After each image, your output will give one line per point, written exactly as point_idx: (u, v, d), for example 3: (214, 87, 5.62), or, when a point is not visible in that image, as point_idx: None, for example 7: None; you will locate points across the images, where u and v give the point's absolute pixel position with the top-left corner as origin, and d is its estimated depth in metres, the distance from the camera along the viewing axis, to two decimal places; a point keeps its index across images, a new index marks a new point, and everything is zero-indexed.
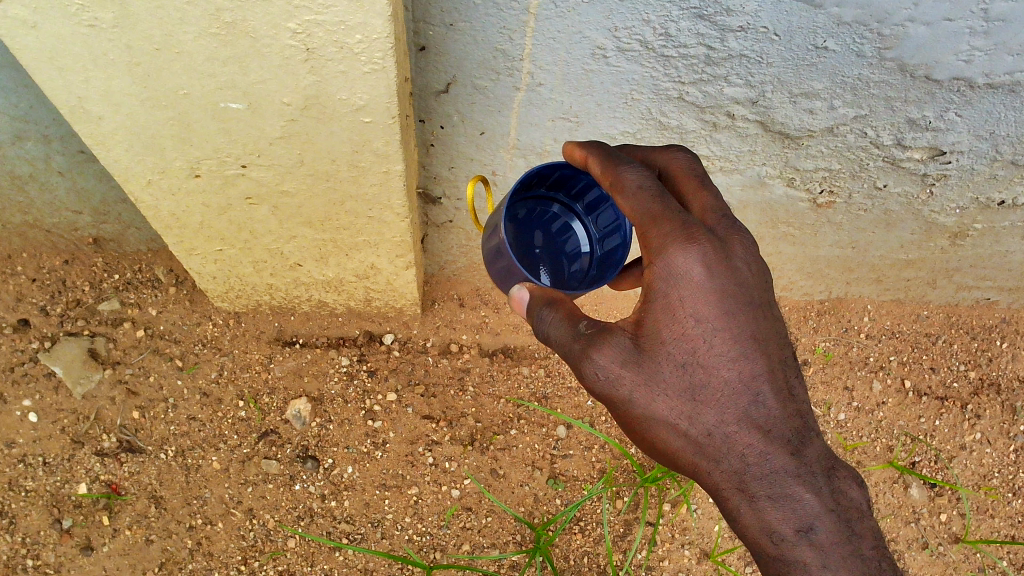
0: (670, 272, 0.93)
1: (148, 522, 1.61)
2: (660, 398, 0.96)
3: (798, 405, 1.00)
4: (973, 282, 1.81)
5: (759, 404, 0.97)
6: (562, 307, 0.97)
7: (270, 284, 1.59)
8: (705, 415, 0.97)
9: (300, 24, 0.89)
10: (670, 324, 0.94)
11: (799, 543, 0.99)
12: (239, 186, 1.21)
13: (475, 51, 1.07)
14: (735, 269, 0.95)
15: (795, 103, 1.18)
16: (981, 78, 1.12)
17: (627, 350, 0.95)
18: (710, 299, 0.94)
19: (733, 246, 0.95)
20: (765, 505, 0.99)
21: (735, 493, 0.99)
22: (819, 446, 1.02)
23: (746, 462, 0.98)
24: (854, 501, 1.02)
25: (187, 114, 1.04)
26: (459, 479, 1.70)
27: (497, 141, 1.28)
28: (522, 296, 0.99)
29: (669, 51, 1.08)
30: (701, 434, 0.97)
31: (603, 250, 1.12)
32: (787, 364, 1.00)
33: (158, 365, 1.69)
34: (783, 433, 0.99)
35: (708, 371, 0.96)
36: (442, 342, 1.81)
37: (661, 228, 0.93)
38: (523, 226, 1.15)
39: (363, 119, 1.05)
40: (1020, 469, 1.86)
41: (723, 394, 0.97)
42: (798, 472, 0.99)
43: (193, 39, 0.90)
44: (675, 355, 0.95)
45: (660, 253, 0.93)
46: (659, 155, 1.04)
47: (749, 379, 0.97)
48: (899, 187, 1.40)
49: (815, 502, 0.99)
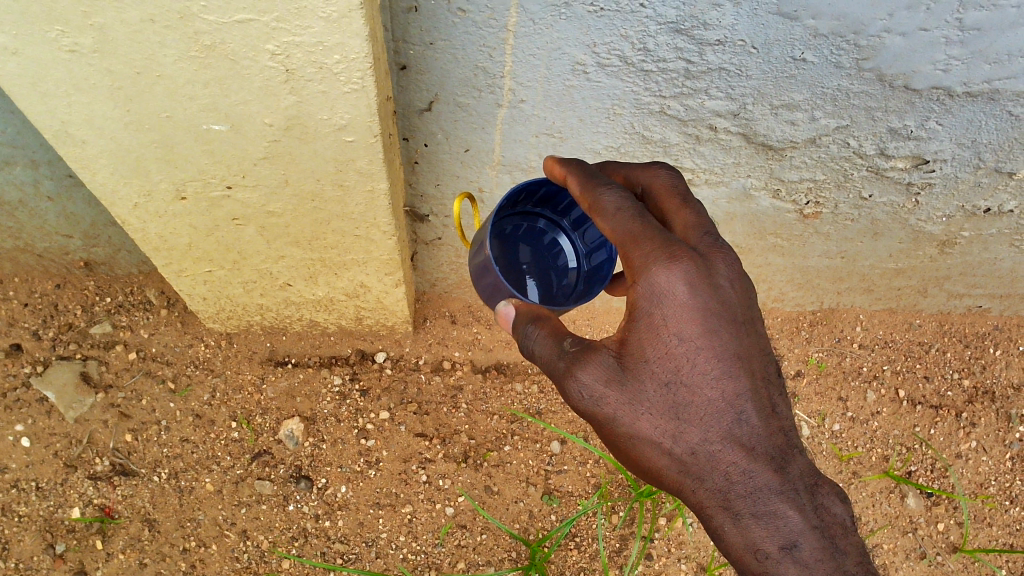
0: (653, 291, 0.92)
1: (141, 546, 1.60)
2: (644, 417, 0.96)
3: (781, 422, 1.00)
4: (964, 290, 1.81)
5: (742, 422, 0.97)
6: (547, 324, 0.99)
7: (261, 304, 1.59)
8: (689, 433, 0.97)
9: (279, 45, 0.89)
10: (654, 343, 0.94)
11: (782, 559, 0.99)
12: (225, 207, 1.22)
13: (455, 69, 1.08)
14: (717, 287, 0.94)
15: (776, 115, 1.18)
16: (960, 87, 1.13)
17: (610, 368, 0.95)
18: (693, 318, 0.94)
19: (715, 263, 0.95)
20: (750, 522, 0.99)
21: (719, 510, 0.99)
22: (803, 464, 1.01)
23: (729, 480, 0.98)
24: (838, 517, 1.01)
25: (171, 137, 1.04)
26: (453, 496, 1.70)
27: (481, 158, 1.29)
28: (508, 312, 1.02)
29: (648, 66, 1.09)
30: (685, 452, 0.97)
31: (590, 266, 1.13)
32: (770, 381, 0.99)
33: (150, 387, 1.70)
34: (766, 450, 0.98)
35: (691, 390, 0.96)
36: (435, 360, 1.82)
37: (642, 248, 0.92)
38: (510, 242, 1.16)
39: (345, 138, 1.06)
40: (1017, 476, 1.86)
41: (708, 413, 0.96)
42: (781, 489, 0.99)
43: (172, 63, 0.91)
44: (659, 374, 0.95)
45: (642, 272, 0.92)
46: (641, 173, 1.03)
47: (733, 398, 0.96)
48: (885, 197, 1.41)
49: (798, 520, 0.99)
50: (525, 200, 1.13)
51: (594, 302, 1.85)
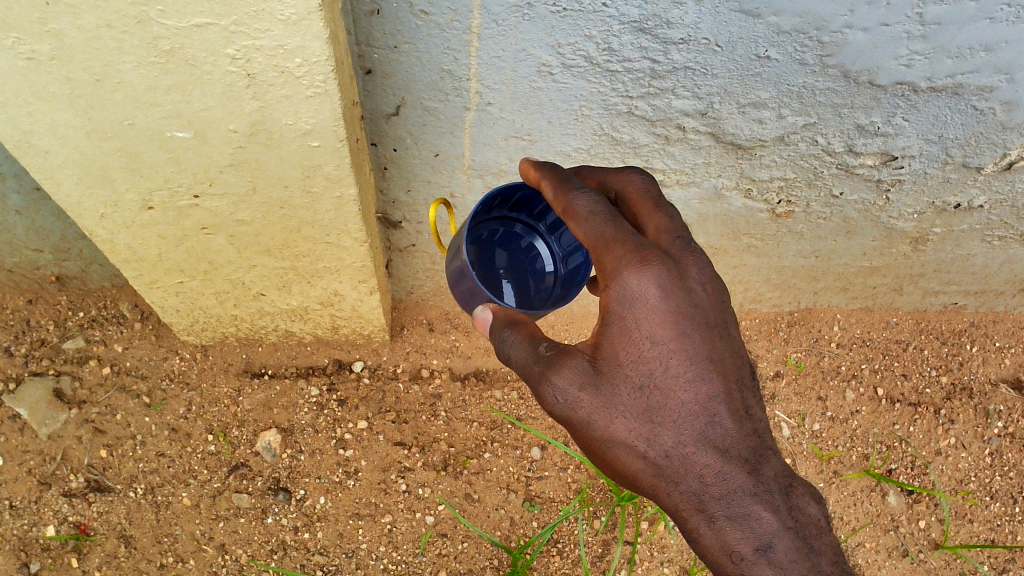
0: (625, 295, 0.92)
1: (117, 563, 1.58)
2: (618, 420, 0.95)
3: (755, 424, 1.00)
4: (938, 287, 1.82)
5: (716, 424, 0.97)
6: (523, 329, 0.98)
7: (235, 315, 1.58)
8: (663, 436, 0.96)
9: (239, 49, 0.89)
10: (626, 346, 0.94)
11: (758, 561, 0.97)
12: (194, 216, 1.21)
13: (421, 72, 1.08)
14: (690, 291, 0.94)
15: (744, 114, 1.19)
16: (924, 82, 1.14)
17: (584, 371, 0.94)
18: (666, 321, 0.93)
19: (687, 267, 0.95)
20: (725, 525, 0.98)
21: (695, 514, 0.98)
22: (777, 465, 1.00)
23: (704, 482, 0.97)
24: (813, 518, 1.00)
25: (134, 145, 1.03)
26: (433, 505, 1.69)
27: (451, 163, 1.28)
28: (485, 317, 1.02)
29: (614, 66, 1.09)
30: (659, 456, 0.96)
31: (567, 270, 1.13)
32: (743, 384, 1.00)
33: (125, 402, 1.68)
34: (740, 453, 0.98)
35: (665, 393, 0.95)
36: (413, 368, 1.81)
37: (614, 252, 0.92)
38: (486, 246, 1.15)
39: (311, 143, 1.05)
40: (997, 472, 1.86)
41: (681, 415, 0.96)
42: (755, 490, 0.97)
43: (132, 69, 0.90)
44: (633, 377, 0.94)
45: (614, 276, 0.92)
46: (614, 178, 1.04)
47: (706, 401, 0.96)
48: (856, 194, 1.41)
49: (773, 521, 0.98)
50: (500, 205, 1.12)
51: (572, 307, 1.85)
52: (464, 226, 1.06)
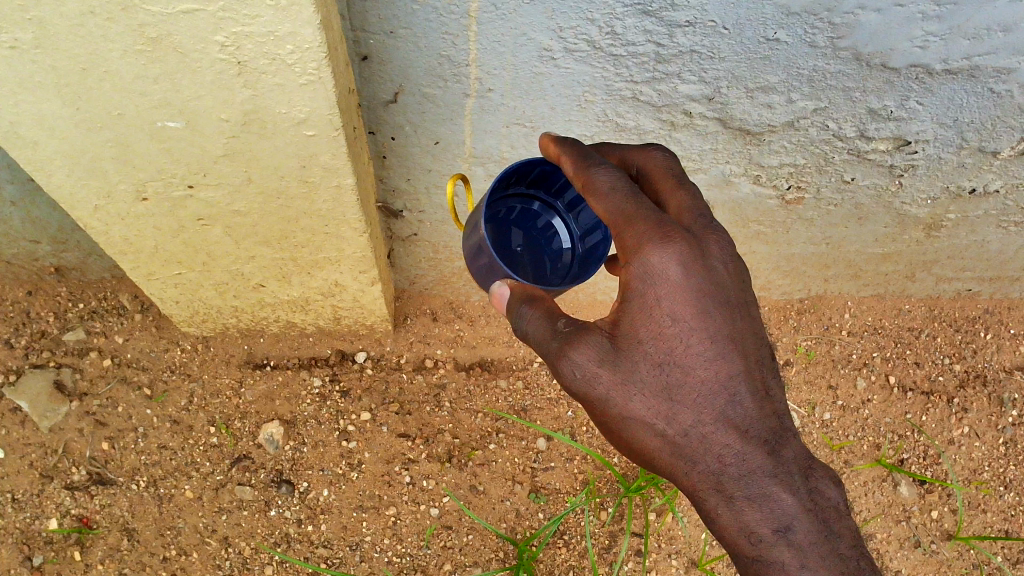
0: (647, 271, 0.88)
1: (120, 556, 1.57)
2: (636, 397, 0.92)
3: (775, 405, 0.97)
4: (952, 273, 1.78)
5: (735, 404, 0.94)
6: (541, 305, 0.94)
7: (235, 307, 1.56)
8: (682, 415, 0.94)
9: (228, 36, 0.86)
10: (647, 323, 0.91)
11: (777, 543, 0.96)
12: (189, 208, 1.18)
13: (419, 58, 1.05)
14: (712, 269, 0.91)
15: (752, 98, 1.15)
16: (939, 64, 1.10)
17: (603, 348, 0.91)
18: (688, 298, 0.90)
19: (710, 246, 0.91)
20: (744, 506, 0.96)
21: (713, 493, 0.96)
22: (797, 446, 0.98)
23: (723, 463, 0.95)
24: (832, 501, 0.99)
25: (124, 135, 1.01)
26: (437, 497, 1.66)
27: (452, 150, 1.25)
28: (503, 293, 0.98)
29: (617, 50, 1.06)
30: (678, 435, 0.94)
31: (585, 248, 1.10)
32: (764, 364, 0.96)
33: (126, 394, 1.66)
34: (760, 433, 0.95)
35: (685, 371, 0.92)
36: (417, 358, 1.78)
37: (636, 228, 0.88)
38: (502, 225, 1.11)
39: (307, 132, 1.03)
40: (1011, 462, 1.83)
41: (701, 394, 0.93)
42: (775, 472, 0.96)
43: (119, 58, 0.88)
44: (653, 354, 0.91)
45: (636, 253, 0.88)
46: (634, 153, 0.98)
47: (726, 380, 0.94)
48: (868, 180, 1.37)
49: (792, 503, 0.96)
50: (517, 182, 1.08)
51: (578, 295, 1.82)
52: (483, 202, 1.02)
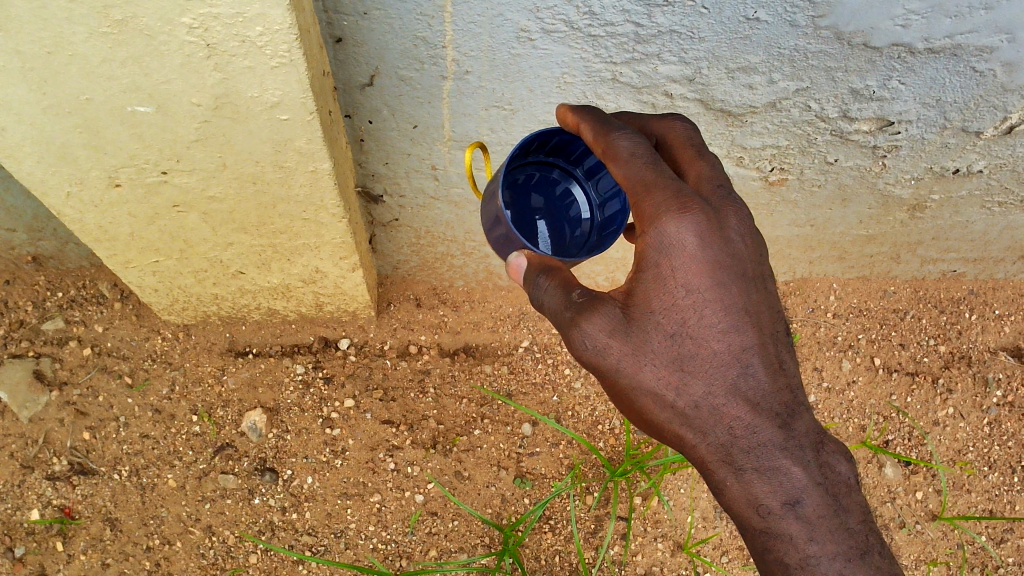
0: (663, 241, 0.88)
1: (103, 546, 1.57)
2: (649, 368, 0.91)
3: (788, 379, 0.96)
4: (937, 255, 1.78)
5: (748, 376, 0.93)
6: (555, 274, 0.91)
7: (215, 294, 1.54)
8: (694, 387, 0.92)
9: (196, 18, 0.84)
10: (661, 293, 0.90)
11: (785, 516, 0.96)
12: (163, 194, 1.17)
13: (394, 40, 1.04)
14: (728, 241, 0.90)
15: (733, 79, 1.14)
16: (921, 43, 1.09)
17: (616, 318, 0.90)
18: (703, 270, 0.89)
19: (727, 218, 0.90)
20: (753, 478, 0.95)
21: (722, 465, 0.96)
22: (809, 421, 0.98)
23: (733, 434, 0.94)
24: (842, 476, 0.98)
25: (93, 120, 0.99)
26: (422, 484, 1.65)
27: (431, 134, 1.24)
28: (520, 264, 0.94)
29: (596, 30, 1.04)
30: (689, 406, 0.93)
31: (604, 216, 1.06)
32: (779, 338, 0.95)
33: (106, 383, 1.65)
34: (771, 407, 0.94)
35: (698, 343, 0.92)
36: (401, 344, 1.77)
37: (655, 197, 0.87)
38: (520, 191, 1.07)
39: (280, 116, 1.01)
40: (995, 442, 1.83)
41: (715, 366, 0.92)
42: (786, 445, 0.95)
43: (84, 41, 0.86)
44: (666, 326, 0.91)
45: (654, 222, 0.88)
46: (655, 122, 0.98)
47: (740, 352, 0.92)
48: (851, 161, 1.36)
49: (802, 477, 0.96)
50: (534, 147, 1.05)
51: None
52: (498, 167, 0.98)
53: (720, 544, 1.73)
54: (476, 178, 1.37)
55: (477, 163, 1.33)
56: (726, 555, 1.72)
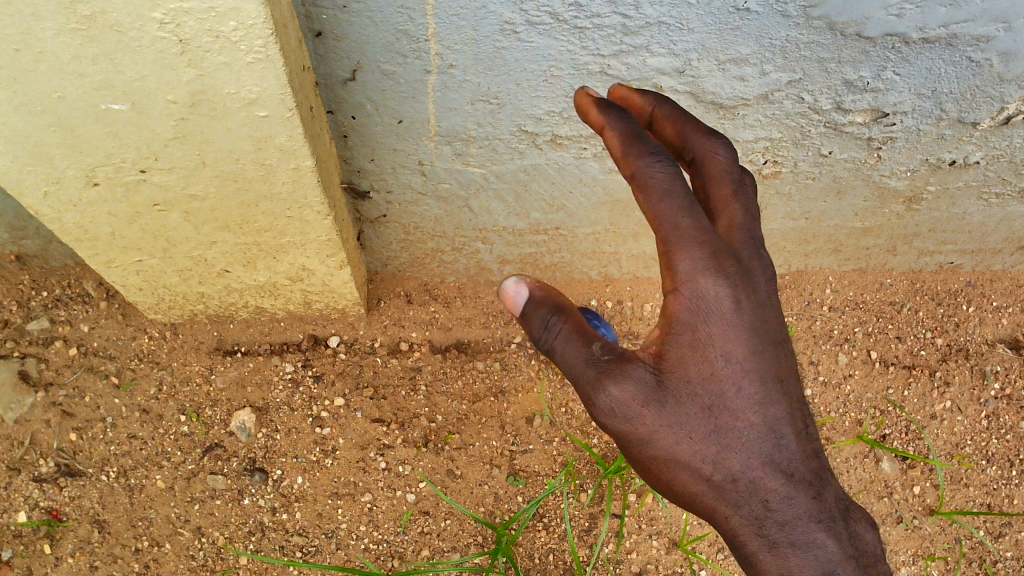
0: (697, 302, 0.89)
1: (91, 548, 1.55)
2: (683, 438, 0.91)
3: (816, 446, 0.96)
4: (934, 246, 1.76)
5: (782, 448, 0.94)
6: (575, 324, 0.91)
7: (201, 293, 1.52)
8: (730, 459, 0.93)
9: (167, 13, 0.82)
10: (695, 357, 0.91)
11: None
12: (143, 192, 1.14)
13: (375, 33, 1.01)
14: (759, 306, 0.92)
15: (724, 71, 1.12)
16: (916, 33, 1.07)
17: (647, 381, 0.90)
18: (738, 337, 0.91)
19: (758, 280, 0.92)
20: (787, 551, 0.93)
21: (757, 540, 0.94)
22: (835, 488, 0.97)
23: (768, 507, 0.93)
24: (869, 545, 0.97)
25: (67, 118, 0.96)
26: (413, 483, 1.64)
27: (416, 129, 1.21)
28: (521, 294, 0.92)
29: (582, 22, 1.02)
30: (724, 479, 0.93)
31: None
32: (806, 408, 0.97)
33: (93, 384, 1.63)
34: (804, 476, 0.94)
35: (733, 413, 0.92)
36: (391, 342, 1.74)
37: (691, 251, 0.88)
38: None
39: (259, 112, 0.98)
40: (993, 435, 1.81)
41: (750, 437, 0.93)
42: (820, 516, 0.94)
43: (52, 37, 0.83)
44: (702, 394, 0.91)
45: (688, 277, 0.89)
46: (698, 141, 0.96)
47: (773, 423, 0.93)
48: (845, 153, 1.34)
49: (837, 550, 0.93)
50: None
51: (555, 275, 1.80)
52: None
53: (716, 541, 1.71)
54: (464, 173, 1.34)
55: (464, 158, 1.30)
56: (722, 552, 1.71)
